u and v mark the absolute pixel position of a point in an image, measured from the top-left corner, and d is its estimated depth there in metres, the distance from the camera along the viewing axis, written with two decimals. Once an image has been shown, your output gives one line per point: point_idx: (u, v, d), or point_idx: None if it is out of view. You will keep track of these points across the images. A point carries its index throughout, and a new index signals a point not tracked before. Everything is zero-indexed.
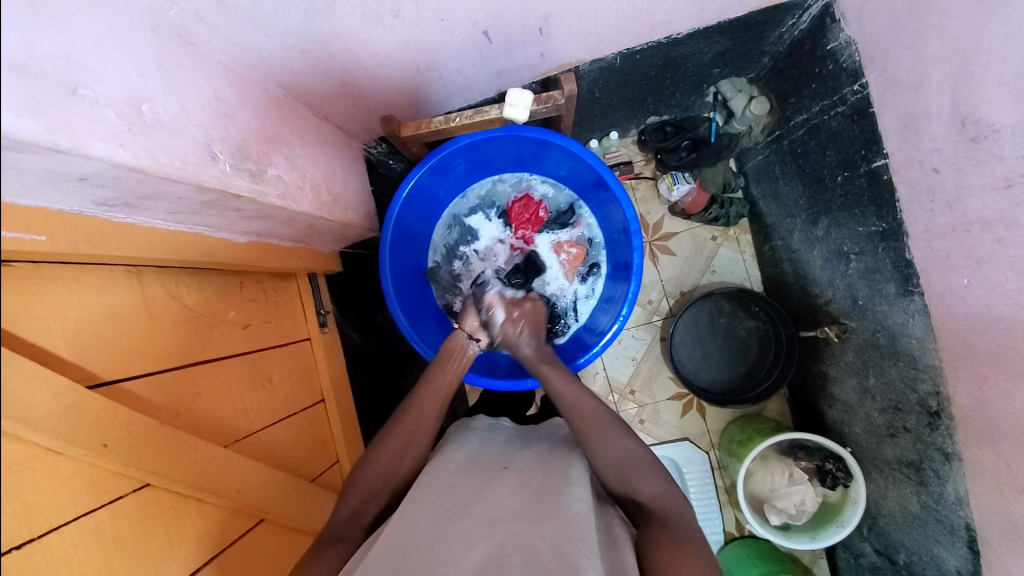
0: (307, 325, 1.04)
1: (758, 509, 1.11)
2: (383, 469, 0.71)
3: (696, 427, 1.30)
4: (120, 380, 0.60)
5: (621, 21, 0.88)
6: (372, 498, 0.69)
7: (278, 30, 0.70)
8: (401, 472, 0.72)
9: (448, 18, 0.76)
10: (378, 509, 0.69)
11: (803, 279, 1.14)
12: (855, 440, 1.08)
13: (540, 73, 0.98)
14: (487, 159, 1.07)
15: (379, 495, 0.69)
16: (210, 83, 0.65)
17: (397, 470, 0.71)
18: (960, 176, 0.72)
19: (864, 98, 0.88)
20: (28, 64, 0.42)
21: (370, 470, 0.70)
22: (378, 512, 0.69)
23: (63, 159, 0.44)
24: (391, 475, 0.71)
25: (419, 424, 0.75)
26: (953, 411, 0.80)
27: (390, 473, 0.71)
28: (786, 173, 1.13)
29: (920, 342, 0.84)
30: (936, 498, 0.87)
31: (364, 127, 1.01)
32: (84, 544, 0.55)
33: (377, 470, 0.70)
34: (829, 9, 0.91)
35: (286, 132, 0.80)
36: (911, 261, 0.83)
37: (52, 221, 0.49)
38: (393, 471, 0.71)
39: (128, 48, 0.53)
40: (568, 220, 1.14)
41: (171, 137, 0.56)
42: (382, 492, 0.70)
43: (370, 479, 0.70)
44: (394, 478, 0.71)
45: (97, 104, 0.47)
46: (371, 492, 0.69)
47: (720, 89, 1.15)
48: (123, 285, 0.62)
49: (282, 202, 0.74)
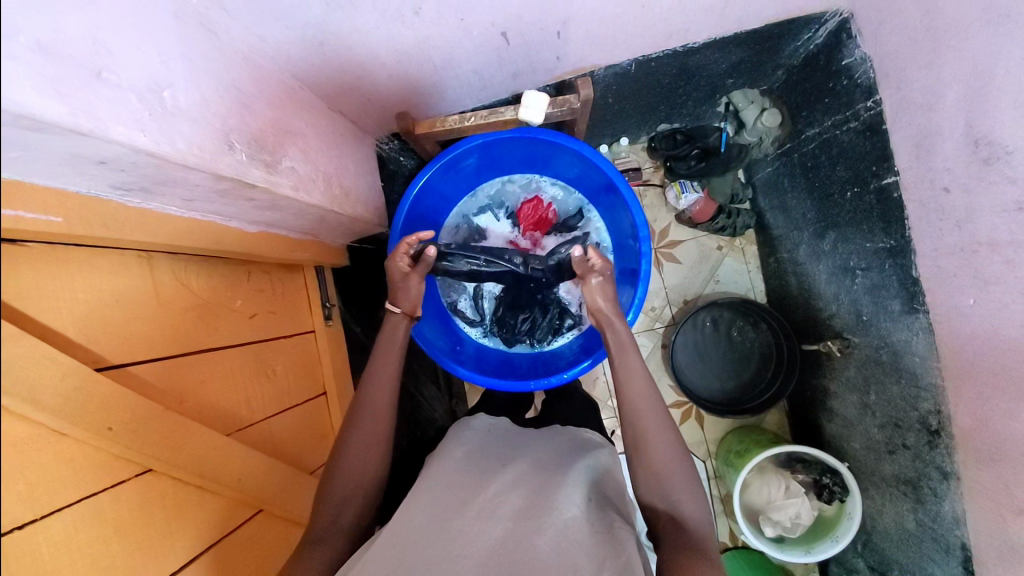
0: (313, 318, 1.04)
1: (753, 520, 1.11)
2: (357, 462, 0.70)
3: (694, 436, 1.30)
4: (127, 364, 0.60)
5: (638, 28, 0.88)
6: (347, 491, 0.68)
7: (299, 22, 0.69)
8: (372, 464, 0.71)
9: (467, 18, 0.76)
10: (355, 507, 0.69)
11: (807, 293, 1.15)
12: (854, 455, 1.08)
13: (555, 76, 0.98)
14: (498, 159, 1.08)
15: (354, 495, 0.69)
16: (230, 73, 0.65)
17: (370, 459, 0.71)
18: (970, 198, 0.72)
19: (877, 114, 0.88)
20: (52, 44, 0.42)
21: (344, 459, 0.70)
22: (355, 513, 0.69)
23: (84, 142, 0.45)
24: (367, 465, 0.71)
25: (375, 421, 0.72)
26: (953, 430, 0.81)
27: (360, 463, 0.70)
28: (795, 186, 1.13)
29: (923, 360, 0.84)
30: (933, 516, 0.87)
31: (377, 122, 1.01)
32: (85, 527, 0.55)
33: (351, 463, 0.70)
34: (846, 24, 0.92)
35: (300, 124, 0.80)
36: (918, 279, 0.83)
37: (68, 202, 0.49)
38: (361, 468, 0.70)
39: (152, 35, 0.54)
40: (576, 223, 1.14)
41: (189, 124, 0.56)
42: (364, 483, 0.70)
43: (343, 469, 0.69)
44: (369, 468, 0.71)
45: (119, 88, 0.47)
46: (350, 485, 0.69)
47: (731, 100, 1.16)
48: (134, 270, 0.62)
49: (294, 193, 0.74)
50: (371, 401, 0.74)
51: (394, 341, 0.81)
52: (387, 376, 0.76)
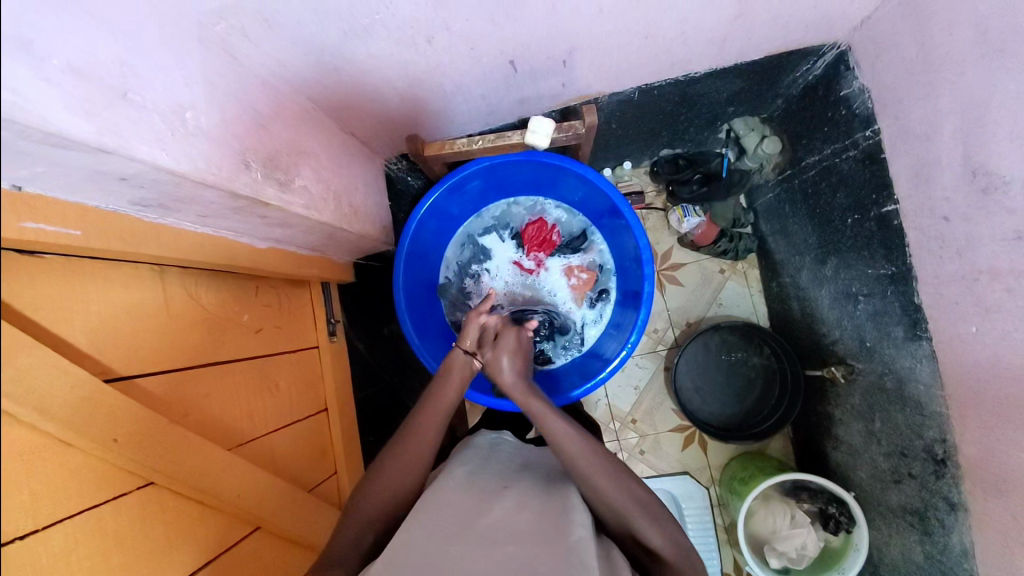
0: (317, 334, 1.05)
1: (757, 550, 1.08)
2: (392, 481, 0.70)
3: (698, 461, 1.28)
4: (135, 376, 0.61)
5: (643, 57, 0.91)
6: (375, 511, 0.68)
7: (316, 49, 0.72)
8: (407, 489, 0.70)
9: (478, 47, 0.79)
10: (382, 520, 0.68)
11: (810, 318, 1.15)
12: (859, 484, 1.06)
13: (561, 103, 1.01)
14: (504, 181, 1.09)
15: (382, 510, 0.68)
16: (249, 95, 0.68)
17: (405, 478, 0.70)
18: (969, 227, 0.73)
19: (876, 143, 0.90)
20: (83, 66, 0.44)
21: (377, 485, 0.69)
22: (381, 524, 0.68)
23: (107, 159, 0.46)
24: (402, 486, 0.70)
25: (420, 442, 0.73)
26: (959, 459, 0.80)
27: (394, 488, 0.69)
28: (796, 213, 1.14)
29: (927, 388, 0.84)
30: (941, 549, 0.85)
31: (387, 143, 1.04)
32: (85, 540, 0.55)
33: (388, 483, 0.69)
34: (844, 56, 0.95)
35: (314, 145, 0.83)
36: (920, 305, 0.84)
37: (87, 215, 0.51)
38: (393, 489, 0.69)
39: (177, 59, 0.56)
40: (580, 245, 1.16)
41: (209, 144, 0.58)
42: (395, 502, 0.69)
43: (382, 486, 0.69)
44: (401, 489, 0.70)
45: (144, 109, 0.49)
46: (380, 504, 0.68)
47: (732, 127, 1.18)
48: (147, 282, 0.63)
49: (305, 212, 0.76)
50: (418, 429, 0.73)
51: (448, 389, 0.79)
52: (431, 417, 0.75)
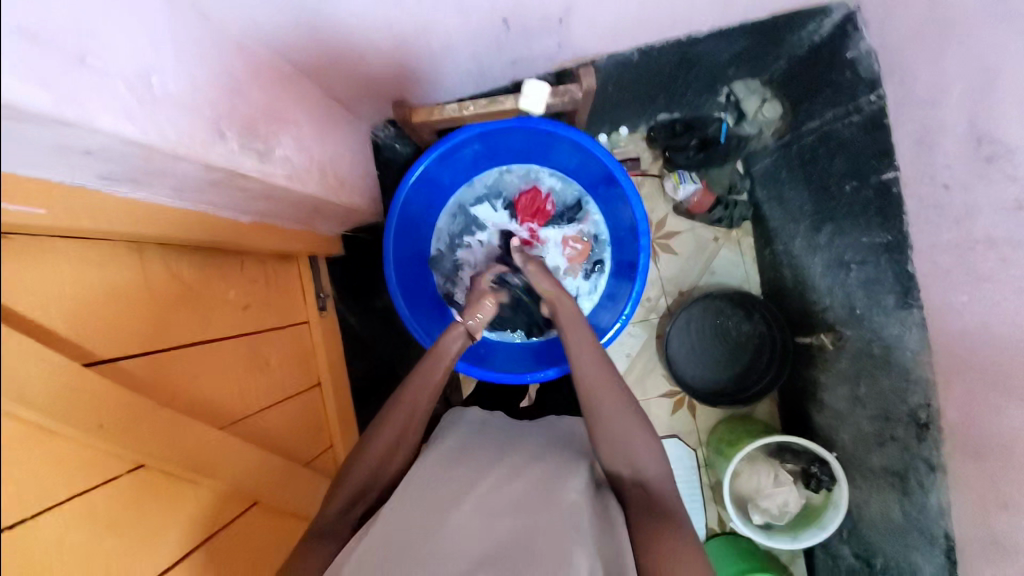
0: (307, 308, 1.03)
1: (741, 508, 1.13)
2: (380, 447, 0.69)
3: (687, 424, 1.31)
4: (115, 358, 0.58)
5: (642, 15, 0.86)
6: (365, 482, 0.67)
7: (294, 6, 0.67)
8: (399, 461, 0.71)
9: (468, 5, 0.74)
10: (381, 489, 0.68)
11: (802, 285, 1.12)
12: (842, 446, 1.08)
13: (557, 64, 0.96)
14: (497, 147, 1.06)
15: (377, 474, 0.69)
16: (223, 59, 0.64)
17: (398, 447, 0.70)
18: (969, 195, 0.73)
19: (880, 108, 0.88)
20: (36, 28, 0.40)
21: (364, 461, 0.68)
22: (378, 491, 0.68)
23: (68, 132, 0.43)
24: (396, 451, 0.70)
25: (413, 409, 0.72)
26: (942, 422, 0.83)
27: (385, 458, 0.69)
28: (793, 178, 1.10)
29: (915, 354, 0.86)
30: (919, 507, 0.89)
31: (373, 108, 0.99)
32: (77, 524, 0.55)
33: (383, 448, 0.69)
34: (852, 17, 0.91)
35: (295, 112, 0.78)
36: (913, 274, 0.85)
37: (54, 193, 0.47)
38: (382, 463, 0.69)
39: (139, 18, 0.51)
40: (574, 215, 1.13)
41: (180, 112, 0.54)
42: (394, 472, 0.70)
43: (372, 460, 0.68)
44: (391, 461, 0.70)
45: (107, 76, 0.46)
46: (377, 468, 0.68)
47: (733, 90, 1.14)
48: (124, 261, 0.60)
49: (289, 182, 0.73)
50: (404, 406, 0.72)
51: (428, 380, 0.74)
52: (416, 397, 0.72)
